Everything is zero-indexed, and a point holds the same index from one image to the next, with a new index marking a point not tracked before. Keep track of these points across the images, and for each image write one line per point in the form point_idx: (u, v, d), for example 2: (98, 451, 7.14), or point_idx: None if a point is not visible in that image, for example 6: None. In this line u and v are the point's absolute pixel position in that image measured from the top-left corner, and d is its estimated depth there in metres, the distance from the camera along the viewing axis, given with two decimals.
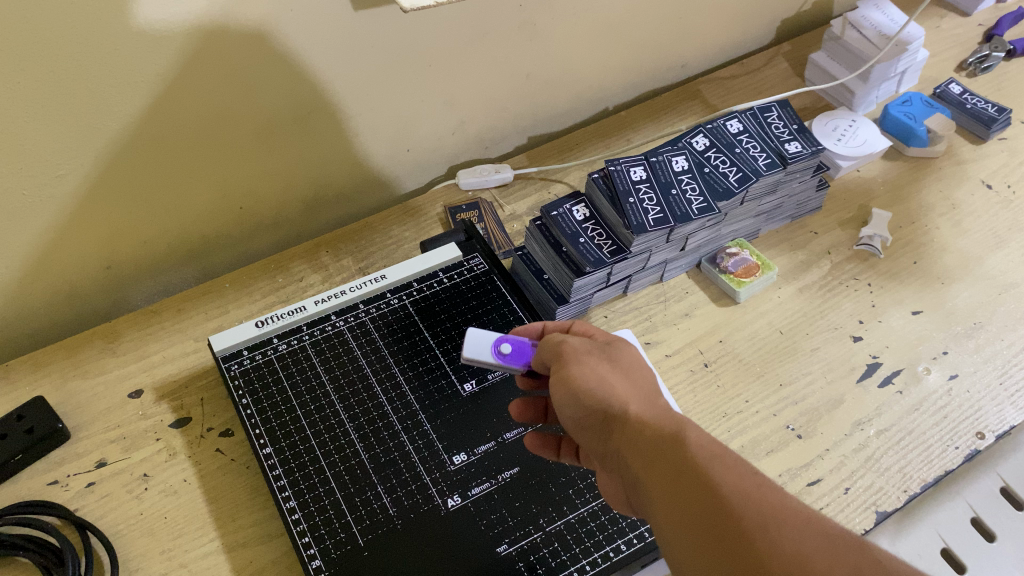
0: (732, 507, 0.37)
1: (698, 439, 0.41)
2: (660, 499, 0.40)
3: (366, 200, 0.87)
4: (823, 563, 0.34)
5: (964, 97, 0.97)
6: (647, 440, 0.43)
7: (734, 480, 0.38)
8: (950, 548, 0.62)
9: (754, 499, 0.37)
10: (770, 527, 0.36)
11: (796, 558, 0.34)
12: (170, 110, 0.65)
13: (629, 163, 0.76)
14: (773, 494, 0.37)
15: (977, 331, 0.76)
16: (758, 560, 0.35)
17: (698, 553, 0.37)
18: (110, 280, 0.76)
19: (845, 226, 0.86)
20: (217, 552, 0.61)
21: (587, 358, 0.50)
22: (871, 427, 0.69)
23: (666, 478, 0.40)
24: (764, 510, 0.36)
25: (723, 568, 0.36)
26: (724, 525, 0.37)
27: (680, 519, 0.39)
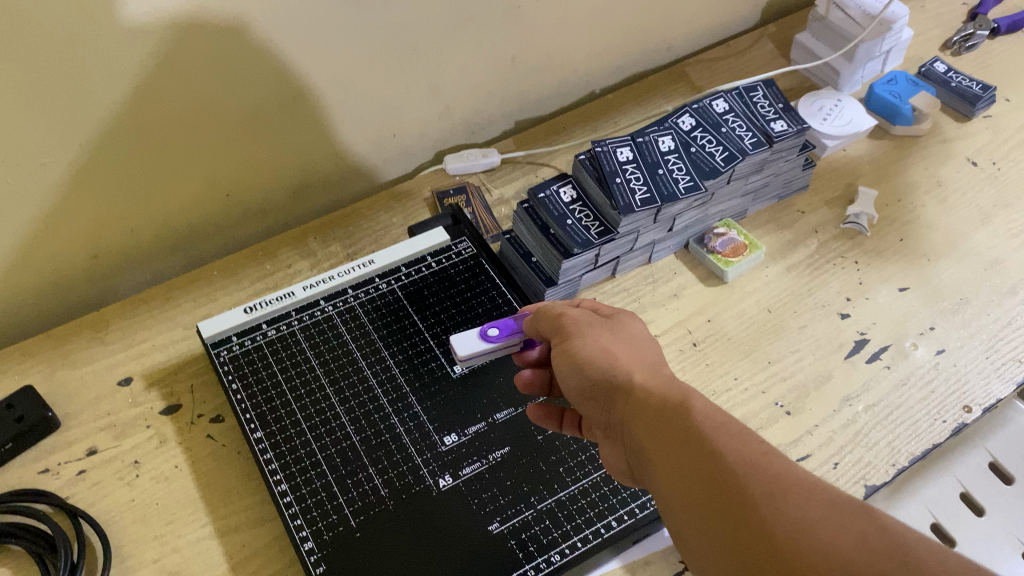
0: (732, 469, 0.37)
1: (702, 408, 0.42)
2: (662, 463, 0.41)
3: (354, 186, 0.87)
4: (819, 519, 0.34)
5: (949, 76, 0.97)
6: (651, 408, 0.44)
7: (735, 442, 0.39)
8: (939, 523, 0.61)
9: (755, 463, 0.38)
10: (770, 490, 0.36)
11: (793, 515, 0.35)
12: (153, 95, 0.65)
13: (616, 144, 0.76)
14: (773, 454, 0.38)
15: (963, 306, 0.76)
16: (755, 518, 0.35)
17: (697, 513, 0.38)
18: (98, 269, 0.75)
19: (831, 204, 0.87)
20: (210, 537, 0.61)
21: (591, 332, 0.52)
22: (859, 403, 0.70)
23: (670, 445, 0.41)
24: (762, 468, 0.37)
25: (722, 527, 0.37)
26: (722, 486, 0.37)
27: (679, 478, 0.40)
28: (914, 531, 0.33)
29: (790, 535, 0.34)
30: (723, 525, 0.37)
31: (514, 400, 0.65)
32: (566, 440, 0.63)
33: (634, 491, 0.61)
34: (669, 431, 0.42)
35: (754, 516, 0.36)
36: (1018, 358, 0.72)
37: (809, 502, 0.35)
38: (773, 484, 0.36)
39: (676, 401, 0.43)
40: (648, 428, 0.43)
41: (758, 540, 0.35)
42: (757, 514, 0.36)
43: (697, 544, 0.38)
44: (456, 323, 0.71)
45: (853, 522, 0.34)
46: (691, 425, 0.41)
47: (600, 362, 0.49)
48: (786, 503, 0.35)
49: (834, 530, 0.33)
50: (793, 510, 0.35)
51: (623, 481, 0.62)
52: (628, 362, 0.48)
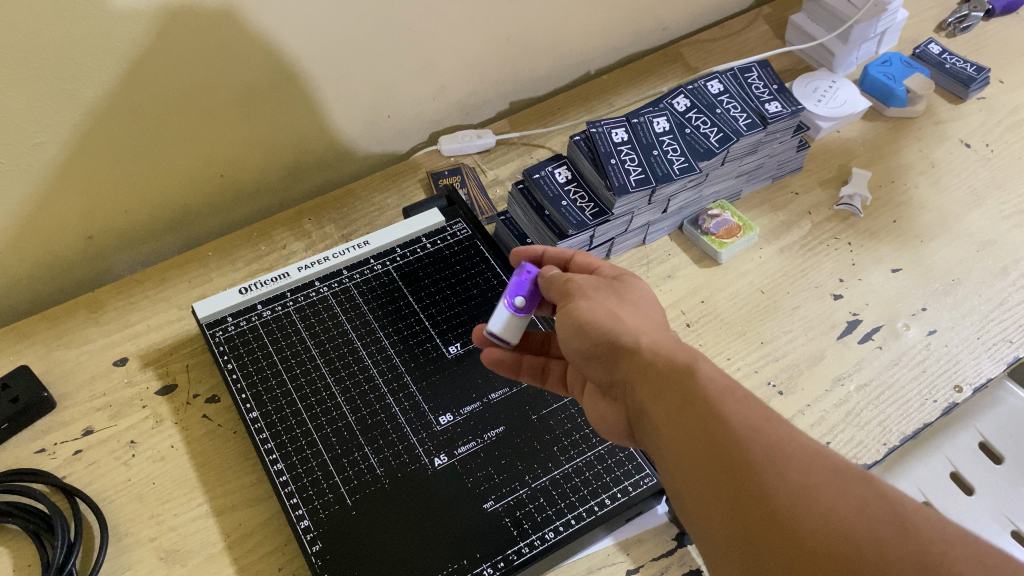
0: (738, 438, 0.37)
1: (710, 374, 0.41)
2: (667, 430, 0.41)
3: (349, 167, 0.87)
4: (827, 492, 0.34)
5: (943, 57, 0.97)
6: (658, 375, 0.43)
7: (742, 414, 0.38)
8: (960, 473, 0.63)
9: (762, 431, 0.37)
10: (776, 459, 0.36)
11: (800, 486, 0.35)
12: (146, 74, 0.64)
13: (611, 124, 0.77)
14: (782, 426, 0.37)
15: (955, 287, 0.77)
16: (760, 488, 0.35)
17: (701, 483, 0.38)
18: (92, 250, 0.75)
19: (825, 185, 0.87)
20: (206, 515, 0.61)
21: (595, 294, 0.51)
22: (851, 382, 0.70)
23: (676, 409, 0.41)
24: (769, 441, 0.37)
25: (725, 495, 0.37)
26: (728, 453, 0.37)
27: (685, 449, 0.40)
28: (923, 511, 0.33)
29: (798, 512, 0.34)
30: (728, 497, 0.37)
31: (508, 380, 0.66)
32: (560, 419, 0.64)
33: (629, 469, 0.61)
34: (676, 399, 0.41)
35: (761, 490, 0.35)
36: (1009, 338, 0.73)
37: (816, 477, 0.35)
38: (779, 458, 0.36)
39: (683, 368, 0.43)
40: (654, 396, 0.43)
41: (762, 510, 0.35)
42: (764, 488, 0.35)
43: (702, 514, 0.38)
44: (451, 304, 0.71)
45: (862, 499, 0.33)
46: (698, 393, 0.40)
47: (604, 325, 0.48)
48: (793, 478, 0.35)
49: (840, 502, 0.33)
50: (799, 484, 0.35)
51: (617, 460, 0.62)
52: (633, 326, 0.47)
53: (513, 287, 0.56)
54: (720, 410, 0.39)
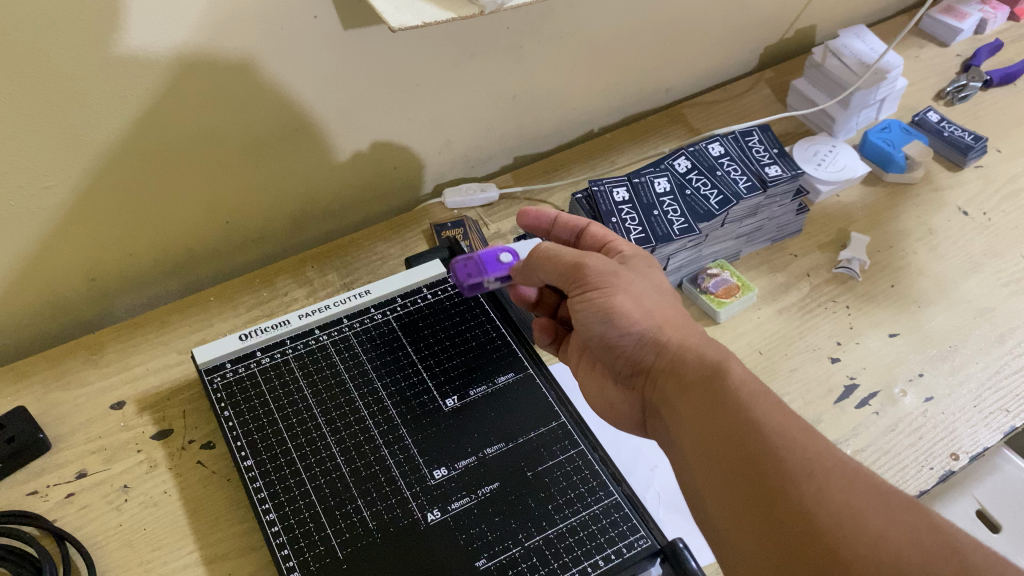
0: (777, 446, 0.45)
1: (744, 383, 0.50)
2: (696, 431, 0.50)
3: (353, 216, 0.88)
4: (869, 512, 0.41)
5: (941, 125, 0.98)
6: (691, 380, 0.53)
7: (778, 425, 0.46)
8: None
9: (797, 442, 0.45)
10: (813, 471, 0.44)
11: (843, 504, 0.42)
12: (158, 122, 0.66)
13: (613, 183, 0.78)
14: (816, 440, 0.45)
15: (951, 354, 0.77)
16: (800, 496, 0.43)
17: (734, 485, 0.46)
18: (96, 291, 0.76)
19: (824, 248, 0.88)
20: (196, 564, 0.61)
21: (620, 282, 0.60)
22: (847, 447, 0.70)
23: (711, 409, 0.50)
24: (805, 450, 0.45)
25: (757, 494, 0.45)
26: (763, 457, 0.45)
27: (720, 454, 0.47)
28: (976, 549, 0.39)
29: (838, 522, 0.41)
30: (762, 496, 0.44)
31: (504, 436, 0.66)
32: (556, 476, 0.64)
33: (623, 530, 0.61)
34: (709, 402, 0.50)
35: (801, 500, 0.43)
36: (1005, 408, 0.72)
37: (859, 496, 0.42)
38: (818, 473, 0.43)
39: (714, 371, 0.52)
40: (688, 400, 0.52)
41: (802, 518, 0.42)
42: (806, 499, 0.43)
43: (730, 509, 0.46)
44: (449, 356, 0.71)
45: (913, 527, 0.40)
46: (730, 397, 0.49)
47: (632, 319, 0.58)
48: (837, 495, 0.42)
49: (887, 527, 0.40)
50: (841, 501, 0.42)
51: (612, 520, 0.62)
52: (657, 321, 0.58)
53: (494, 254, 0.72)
54: (758, 420, 0.47)
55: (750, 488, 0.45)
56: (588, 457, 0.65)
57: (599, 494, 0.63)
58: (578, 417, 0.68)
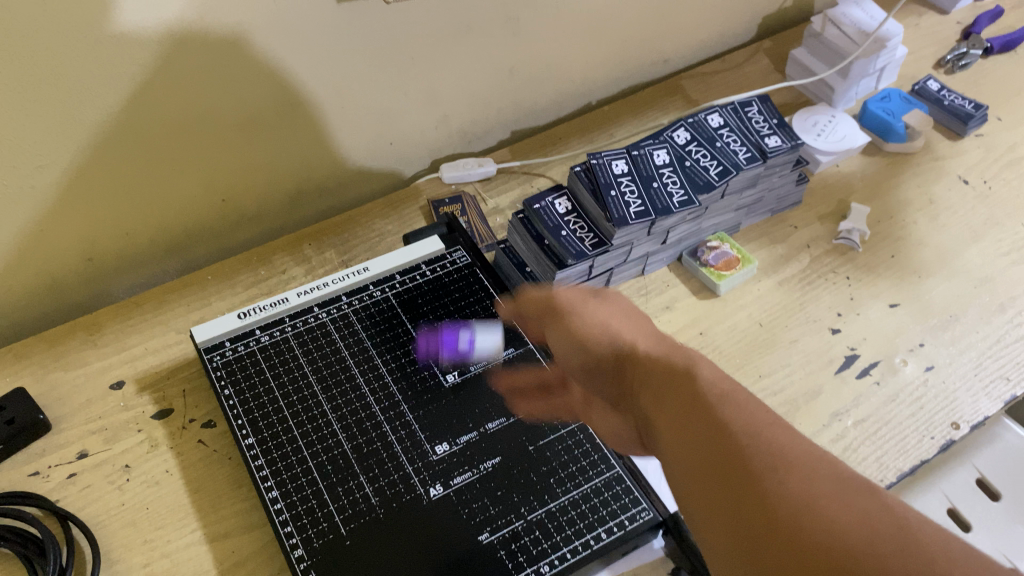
0: (717, 406, 0.38)
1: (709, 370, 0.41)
2: (654, 411, 0.42)
3: (350, 193, 0.87)
4: (826, 496, 0.33)
5: (942, 94, 0.98)
6: (642, 355, 0.45)
7: (742, 405, 0.38)
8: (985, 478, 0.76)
9: (759, 425, 0.37)
10: (774, 458, 0.35)
11: (802, 492, 0.33)
12: (153, 98, 0.65)
13: (611, 156, 0.77)
14: (780, 425, 0.37)
15: (952, 323, 0.77)
16: (753, 475, 0.35)
17: (698, 472, 0.37)
18: (92, 271, 0.75)
19: (824, 219, 0.87)
20: (199, 542, 0.61)
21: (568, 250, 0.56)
22: (848, 418, 0.71)
23: (670, 389, 0.41)
24: (758, 430, 0.36)
25: (709, 475, 0.36)
26: (721, 435, 0.37)
27: (647, 403, 0.43)
28: (939, 541, 0.31)
29: (794, 505, 0.33)
30: (717, 478, 0.36)
31: (506, 411, 0.66)
32: (557, 450, 0.64)
33: (625, 503, 0.61)
34: (665, 379, 0.42)
35: (758, 480, 0.34)
36: (1007, 375, 0.73)
37: (819, 480, 0.34)
38: (773, 454, 0.35)
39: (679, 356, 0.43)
40: (649, 389, 0.43)
41: (736, 474, 0.35)
42: (763, 488, 0.34)
43: (695, 501, 0.37)
44: (449, 332, 0.71)
45: (868, 513, 0.32)
46: (682, 362, 0.43)
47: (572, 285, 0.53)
48: (793, 480, 0.34)
49: (847, 522, 0.32)
50: (801, 484, 0.34)
51: (614, 493, 0.62)
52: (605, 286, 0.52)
53: (450, 343, 0.69)
54: (689, 357, 0.43)
55: (708, 475, 0.36)
56: (589, 431, 0.65)
57: (601, 468, 0.63)
58: None
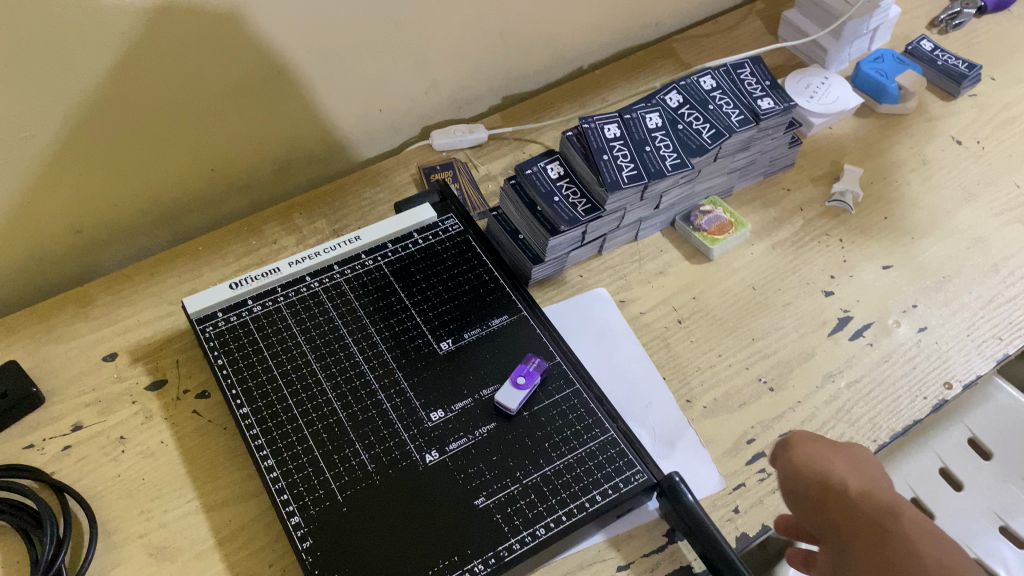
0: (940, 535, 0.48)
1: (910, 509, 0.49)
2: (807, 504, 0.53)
3: (339, 161, 0.87)
4: None
5: (935, 54, 0.97)
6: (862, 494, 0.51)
7: (911, 515, 0.49)
8: (976, 438, 0.82)
9: (949, 546, 0.47)
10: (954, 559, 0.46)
11: None
12: (138, 68, 0.64)
13: (603, 120, 0.76)
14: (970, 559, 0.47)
15: (945, 285, 0.78)
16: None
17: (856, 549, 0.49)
18: (82, 244, 0.75)
19: (817, 182, 0.87)
20: (197, 512, 0.61)
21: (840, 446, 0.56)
22: (841, 379, 0.72)
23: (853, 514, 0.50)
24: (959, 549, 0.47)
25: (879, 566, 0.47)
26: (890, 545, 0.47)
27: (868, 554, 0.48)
28: None
29: None
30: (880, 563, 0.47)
31: (501, 377, 0.66)
32: (552, 415, 0.64)
33: (619, 466, 0.62)
34: (879, 508, 0.50)
35: None
36: (999, 335, 0.74)
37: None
38: None
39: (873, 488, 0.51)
40: (858, 485, 0.52)
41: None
42: None
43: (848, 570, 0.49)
44: (443, 300, 0.71)
45: None
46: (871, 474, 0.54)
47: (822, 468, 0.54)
48: None
49: None
50: None
51: (608, 457, 0.62)
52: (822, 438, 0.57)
53: (517, 370, 0.65)
54: (891, 501, 0.50)
55: (871, 557, 0.47)
56: (583, 396, 0.65)
57: (595, 432, 0.63)
58: (573, 356, 0.68)
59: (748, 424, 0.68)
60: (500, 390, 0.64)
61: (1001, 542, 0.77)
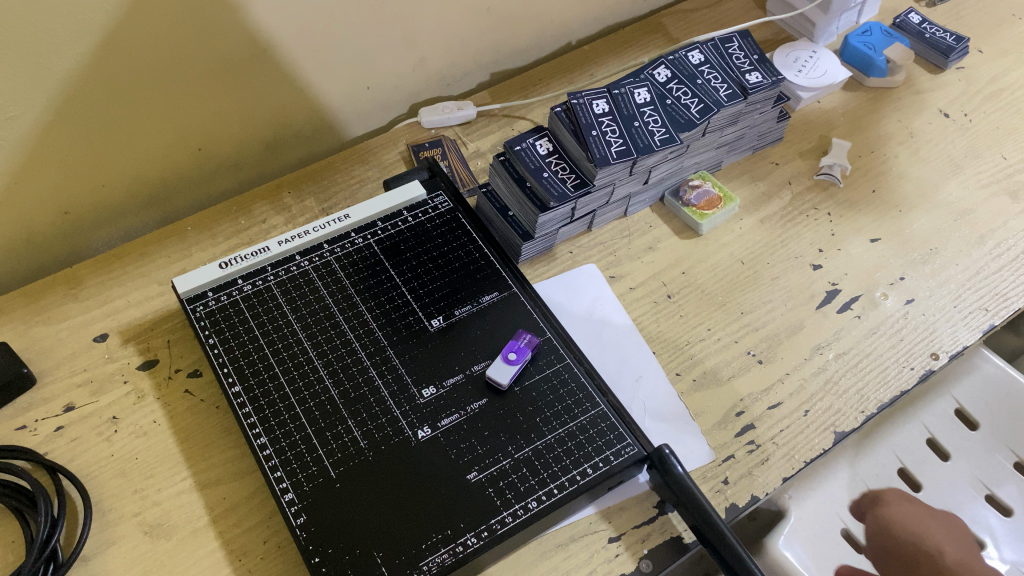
0: None
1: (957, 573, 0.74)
2: None
3: (327, 140, 0.86)
4: None
5: (923, 27, 0.98)
6: None
7: None
8: (963, 409, 0.84)
9: None
10: None
11: None
12: (124, 46, 0.63)
13: (592, 95, 0.75)
14: None
15: (933, 257, 0.79)
16: None
17: None
18: (70, 225, 0.74)
19: (805, 155, 0.87)
20: (190, 490, 0.62)
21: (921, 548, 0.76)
22: (830, 351, 0.72)
23: None
24: None
25: None
26: None
27: None
28: None
29: None
30: None
31: (491, 353, 0.66)
32: (543, 390, 0.64)
33: (610, 439, 0.62)
34: None
35: None
36: (985, 307, 0.75)
37: None
38: None
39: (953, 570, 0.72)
40: None
41: None
42: None
43: None
44: (433, 277, 0.71)
45: None
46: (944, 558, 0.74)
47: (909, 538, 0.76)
48: None
49: None
50: None
51: (599, 430, 0.63)
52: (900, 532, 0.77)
53: (508, 345, 0.65)
54: None
55: None
56: (574, 370, 0.66)
57: (586, 406, 0.64)
58: (564, 332, 0.69)
59: (738, 397, 0.69)
60: (492, 365, 0.64)
61: (987, 510, 0.79)
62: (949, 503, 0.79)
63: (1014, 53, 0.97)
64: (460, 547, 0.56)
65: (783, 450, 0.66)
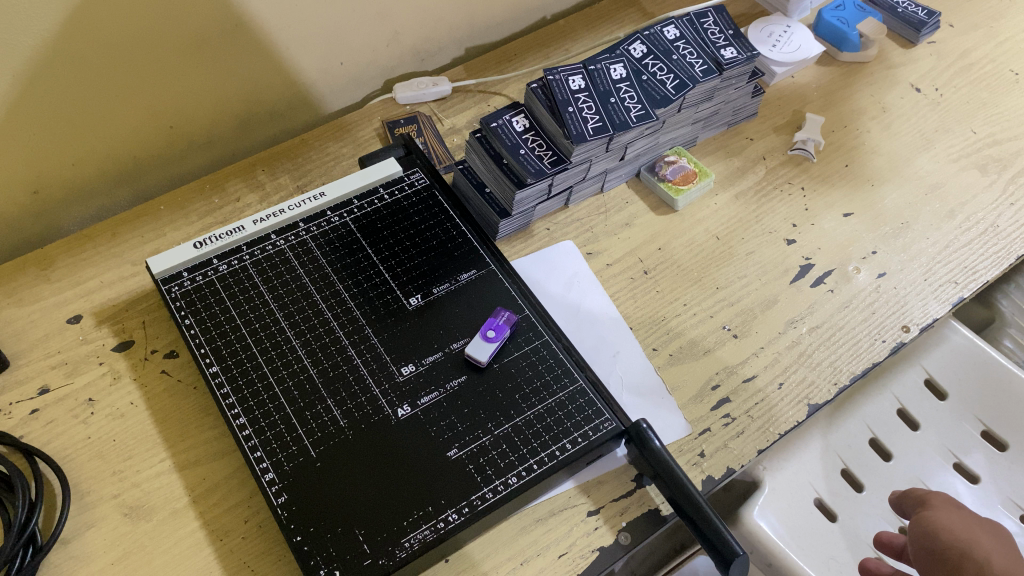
0: None
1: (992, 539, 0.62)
2: (918, 545, 0.63)
3: (301, 116, 0.86)
4: None
5: (896, 1, 0.98)
6: (976, 539, 0.60)
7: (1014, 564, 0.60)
8: (932, 378, 0.86)
9: None
10: None
11: None
12: (90, 23, 0.62)
13: (568, 71, 0.75)
14: None
15: (904, 231, 0.80)
16: None
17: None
18: (39, 205, 0.73)
19: (779, 130, 0.88)
20: (170, 471, 0.62)
21: (943, 504, 0.66)
22: (803, 325, 0.73)
23: (946, 544, 0.61)
24: None
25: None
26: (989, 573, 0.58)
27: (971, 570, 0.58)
28: None
29: None
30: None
31: (470, 331, 0.66)
32: (521, 366, 0.65)
33: (589, 414, 0.63)
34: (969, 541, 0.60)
35: None
36: (954, 280, 0.77)
37: None
38: None
39: (979, 536, 0.61)
40: (975, 539, 0.60)
41: None
42: None
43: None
44: (411, 256, 0.71)
45: None
46: (978, 519, 0.64)
47: (938, 508, 0.65)
48: None
49: None
50: None
51: (578, 406, 0.63)
52: (928, 499, 0.67)
53: (487, 323, 0.65)
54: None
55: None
56: (552, 347, 0.66)
57: (565, 381, 0.65)
58: (541, 308, 0.69)
59: (713, 370, 0.70)
60: (470, 343, 0.64)
61: (955, 478, 0.81)
62: (919, 471, 0.81)
63: (984, 28, 0.99)
64: (442, 524, 0.56)
65: (758, 422, 0.67)
